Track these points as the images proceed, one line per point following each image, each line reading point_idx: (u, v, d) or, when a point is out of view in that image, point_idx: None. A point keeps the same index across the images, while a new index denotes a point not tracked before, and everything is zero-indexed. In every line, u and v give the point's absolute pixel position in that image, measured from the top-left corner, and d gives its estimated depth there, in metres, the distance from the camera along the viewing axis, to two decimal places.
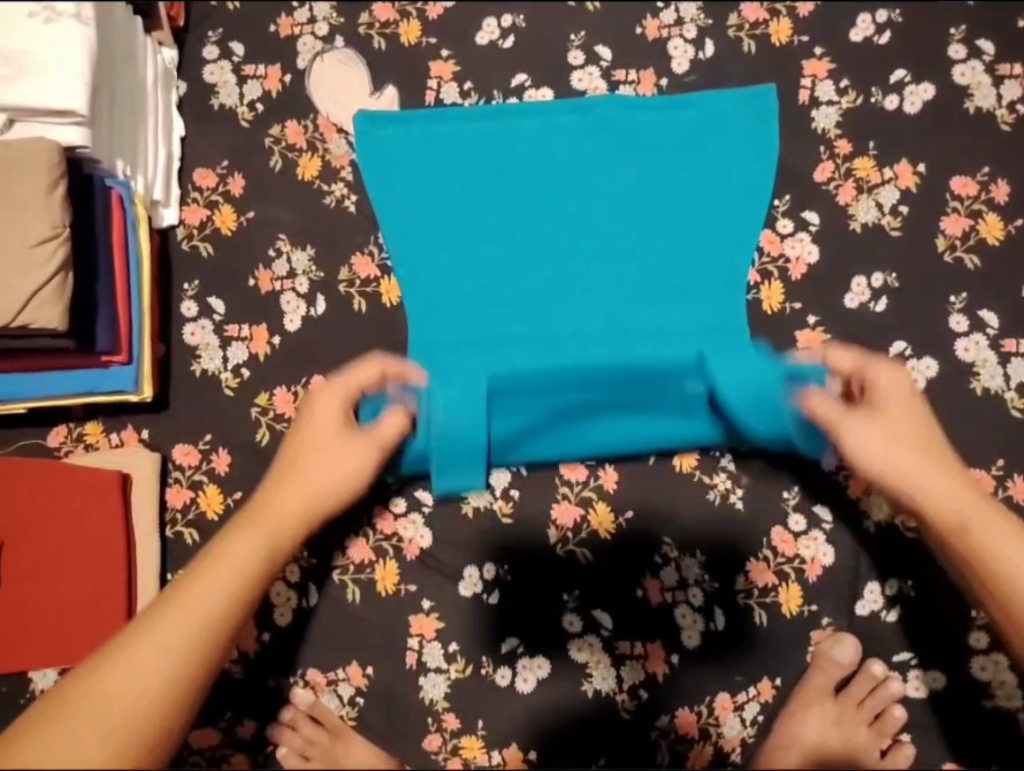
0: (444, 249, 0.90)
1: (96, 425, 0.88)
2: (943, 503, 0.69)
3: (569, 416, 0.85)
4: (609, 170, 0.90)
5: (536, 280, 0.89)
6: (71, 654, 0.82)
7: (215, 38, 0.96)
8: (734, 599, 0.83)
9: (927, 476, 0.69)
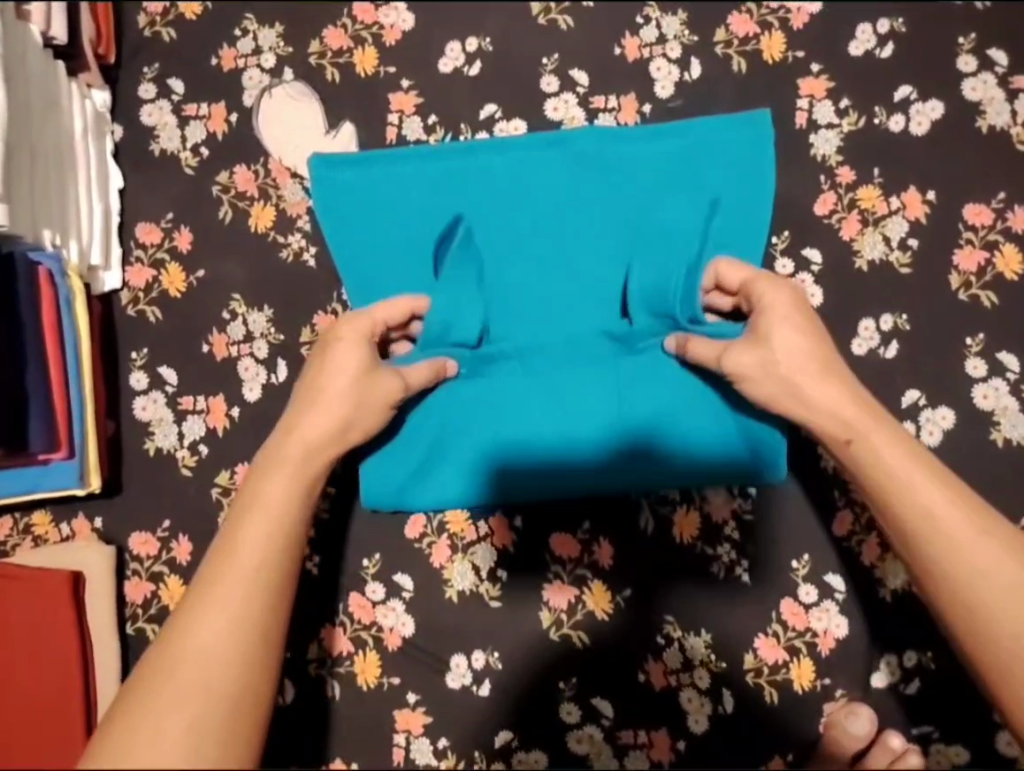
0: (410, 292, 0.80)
1: (44, 515, 0.81)
2: (825, 393, 0.64)
3: (557, 468, 0.76)
4: (595, 202, 0.81)
5: (515, 319, 0.80)
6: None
7: (151, 75, 0.87)
8: (741, 677, 0.78)
9: (813, 387, 0.64)
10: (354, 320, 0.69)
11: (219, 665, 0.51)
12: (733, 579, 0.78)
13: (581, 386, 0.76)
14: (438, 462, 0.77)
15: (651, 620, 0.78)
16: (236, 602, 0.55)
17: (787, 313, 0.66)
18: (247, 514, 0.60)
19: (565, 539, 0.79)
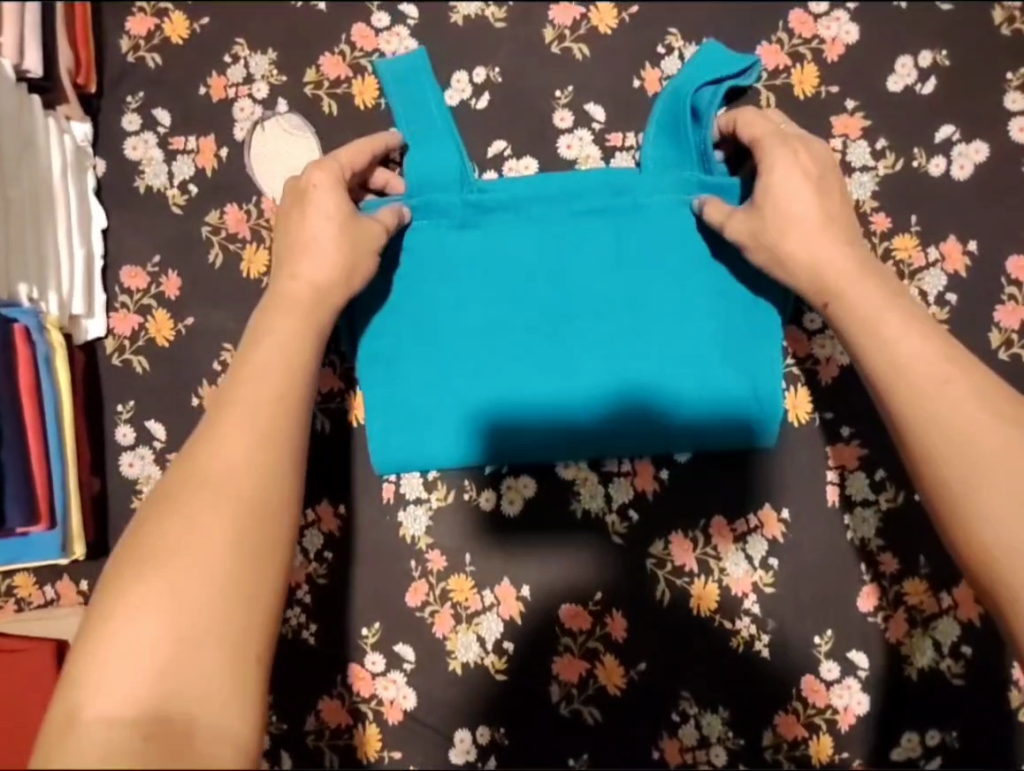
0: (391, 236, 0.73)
1: (27, 577, 0.77)
2: (826, 251, 0.62)
3: (553, 373, 0.72)
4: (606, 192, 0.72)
5: (500, 247, 0.73)
6: None
7: (135, 104, 0.81)
8: (759, 755, 0.74)
9: (813, 247, 0.63)
10: (324, 166, 0.67)
11: (192, 596, 0.46)
12: (752, 655, 0.74)
13: (566, 330, 0.72)
14: (426, 343, 0.73)
15: (665, 697, 0.74)
16: (199, 522, 0.49)
17: (793, 179, 0.64)
18: (220, 428, 0.53)
19: (576, 610, 0.75)
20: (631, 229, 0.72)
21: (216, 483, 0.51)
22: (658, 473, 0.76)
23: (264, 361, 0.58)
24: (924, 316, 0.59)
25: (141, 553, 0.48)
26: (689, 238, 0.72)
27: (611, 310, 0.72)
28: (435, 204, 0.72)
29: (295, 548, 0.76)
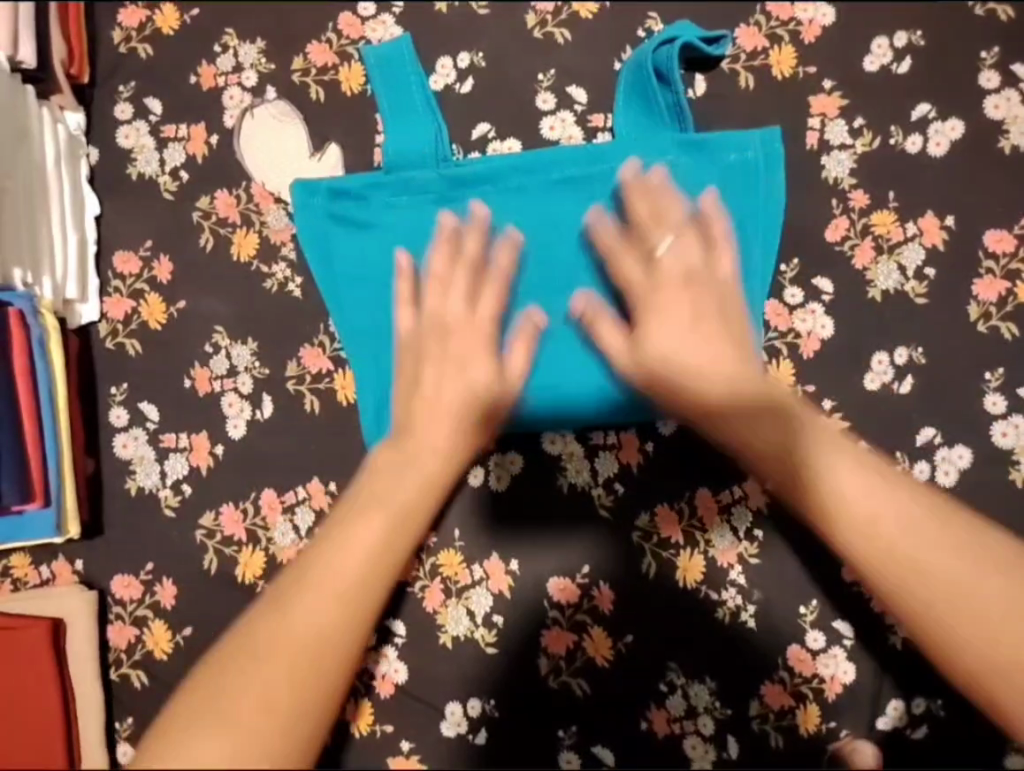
0: (377, 210, 0.77)
1: (23, 557, 0.78)
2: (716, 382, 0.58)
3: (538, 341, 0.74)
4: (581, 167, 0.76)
5: (481, 217, 0.76)
6: None
7: (127, 94, 0.83)
8: (747, 725, 0.75)
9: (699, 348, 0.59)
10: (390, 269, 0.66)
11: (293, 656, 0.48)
12: (739, 627, 0.75)
13: (552, 291, 0.75)
14: None
15: (653, 668, 0.75)
16: (310, 599, 0.49)
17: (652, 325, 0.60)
18: (329, 542, 0.51)
19: (564, 583, 0.76)
20: (609, 194, 0.76)
21: (317, 604, 0.49)
22: (642, 446, 0.77)
23: (434, 436, 0.57)
24: (883, 471, 0.57)
25: (250, 631, 0.49)
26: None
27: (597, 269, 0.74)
28: (414, 181, 0.77)
29: (288, 525, 0.78)
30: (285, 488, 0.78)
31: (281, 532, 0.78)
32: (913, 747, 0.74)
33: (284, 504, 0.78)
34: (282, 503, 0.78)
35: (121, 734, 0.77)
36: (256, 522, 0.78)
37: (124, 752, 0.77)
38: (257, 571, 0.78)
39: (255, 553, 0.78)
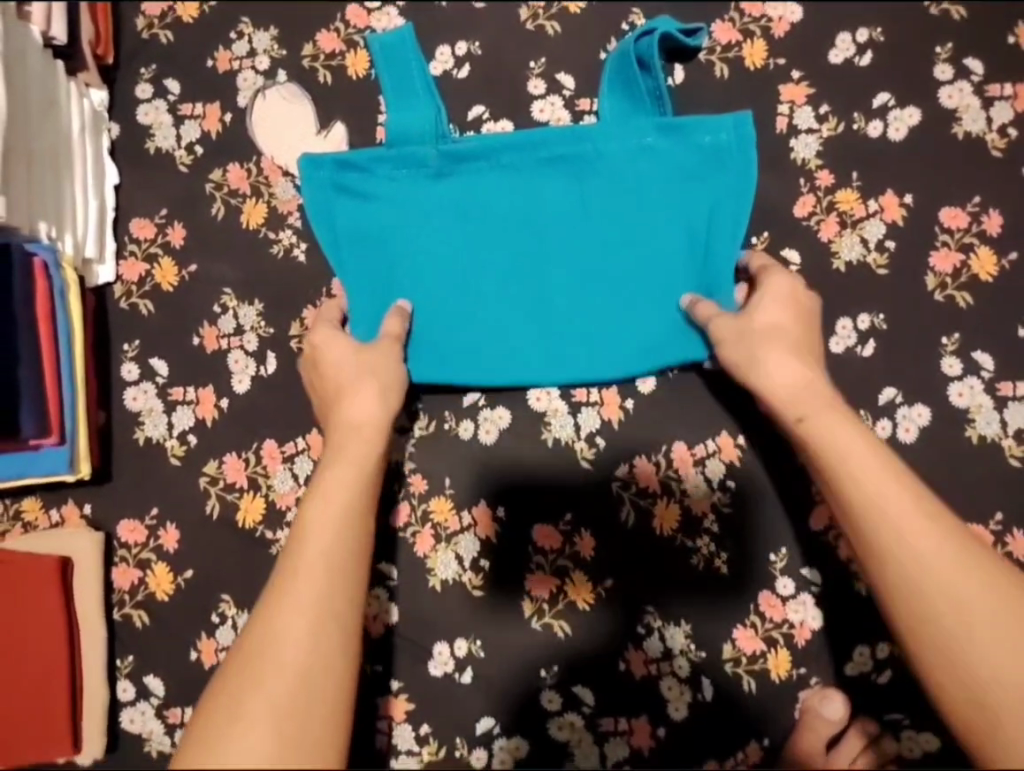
0: (373, 182, 0.81)
1: (34, 502, 0.83)
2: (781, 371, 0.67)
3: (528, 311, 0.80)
4: (573, 149, 0.81)
5: (476, 193, 0.81)
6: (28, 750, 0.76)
7: (148, 75, 0.89)
8: (720, 668, 0.79)
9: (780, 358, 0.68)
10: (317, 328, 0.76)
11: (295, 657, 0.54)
12: (711, 573, 0.80)
13: (537, 271, 0.80)
14: (411, 280, 0.80)
15: (630, 611, 0.80)
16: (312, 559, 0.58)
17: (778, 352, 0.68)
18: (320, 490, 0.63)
19: (548, 530, 0.81)
20: (595, 176, 0.81)
21: (312, 585, 0.57)
22: (623, 403, 0.82)
23: (352, 424, 0.68)
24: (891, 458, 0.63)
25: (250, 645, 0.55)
26: (648, 183, 0.80)
27: (579, 251, 0.80)
28: (415, 156, 0.81)
29: (287, 473, 0.82)
30: (285, 440, 0.83)
31: (281, 479, 0.82)
32: (878, 690, 0.78)
33: (284, 455, 0.83)
34: (282, 453, 0.83)
35: (122, 672, 0.81)
36: (257, 471, 0.82)
37: (124, 688, 0.81)
38: (256, 516, 0.82)
39: (254, 499, 0.82)
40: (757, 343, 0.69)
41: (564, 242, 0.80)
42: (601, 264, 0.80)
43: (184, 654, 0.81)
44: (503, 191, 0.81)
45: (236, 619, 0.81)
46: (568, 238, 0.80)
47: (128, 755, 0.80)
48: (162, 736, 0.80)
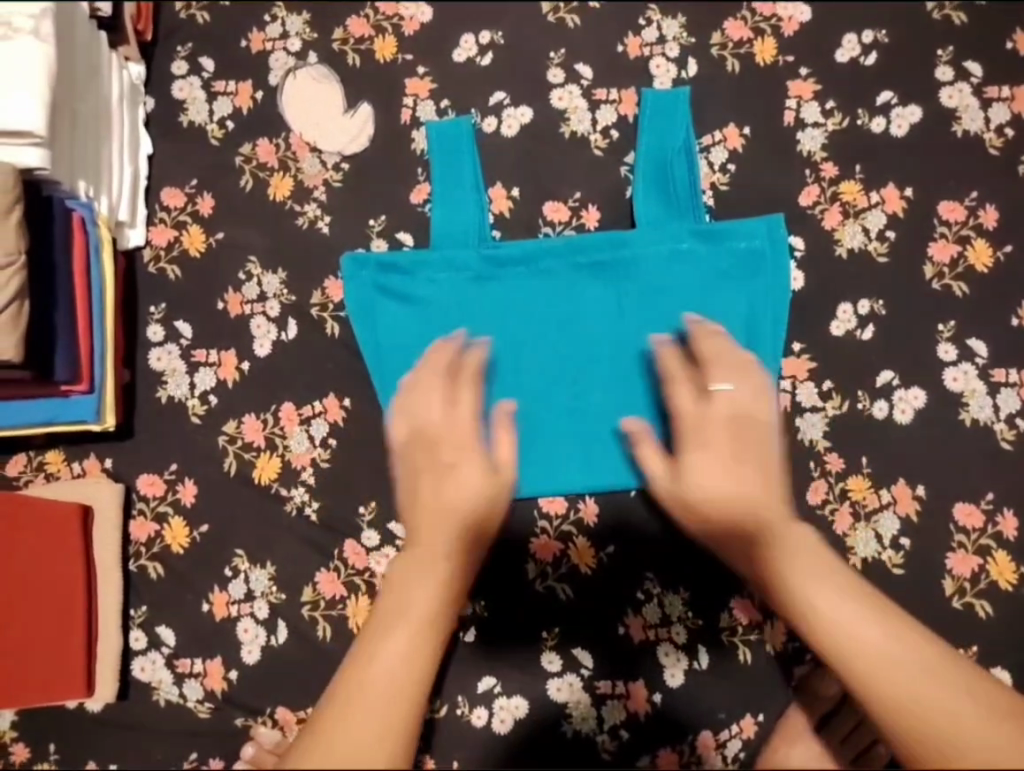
0: (423, 294, 0.85)
1: (57, 454, 0.85)
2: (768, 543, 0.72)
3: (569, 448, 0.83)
4: (609, 249, 0.84)
5: (516, 296, 0.85)
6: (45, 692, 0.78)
7: (184, 53, 0.93)
8: (717, 636, 0.82)
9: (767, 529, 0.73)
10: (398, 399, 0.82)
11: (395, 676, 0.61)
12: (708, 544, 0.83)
13: (576, 368, 0.84)
14: None
15: (629, 578, 0.83)
16: None
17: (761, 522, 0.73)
18: None
19: (553, 497, 0.84)
20: (632, 276, 0.84)
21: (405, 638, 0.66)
22: None
23: None
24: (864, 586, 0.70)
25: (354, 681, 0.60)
26: (683, 285, 0.84)
27: (614, 350, 0.84)
28: (455, 257, 0.85)
29: (303, 435, 0.85)
30: (303, 403, 0.86)
31: (297, 440, 0.85)
32: None
33: (301, 417, 0.85)
34: (299, 416, 0.86)
35: (135, 621, 0.83)
36: (274, 431, 0.85)
37: (136, 637, 0.83)
38: (272, 474, 0.85)
39: (270, 458, 0.85)
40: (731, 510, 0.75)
41: (616, 400, 0.83)
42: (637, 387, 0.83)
43: (196, 605, 0.83)
44: (541, 381, 0.84)
45: (248, 573, 0.83)
46: (608, 339, 0.84)
47: (137, 702, 0.82)
48: (171, 685, 0.82)
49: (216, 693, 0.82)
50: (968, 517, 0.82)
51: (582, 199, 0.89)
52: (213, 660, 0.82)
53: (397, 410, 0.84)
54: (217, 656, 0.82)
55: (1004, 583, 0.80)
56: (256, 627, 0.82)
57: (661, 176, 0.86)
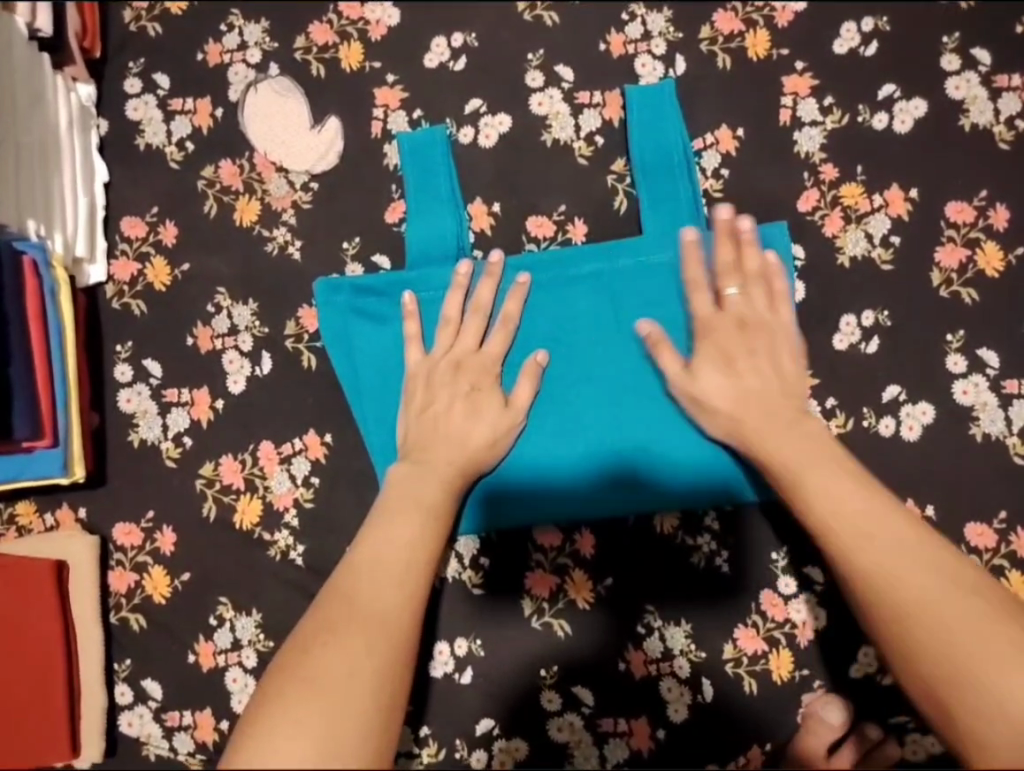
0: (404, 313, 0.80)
1: (28, 505, 0.82)
2: (794, 437, 0.71)
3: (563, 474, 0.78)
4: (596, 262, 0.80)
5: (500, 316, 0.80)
6: (32, 758, 0.75)
7: (137, 69, 0.87)
8: (721, 668, 0.79)
9: (788, 433, 0.71)
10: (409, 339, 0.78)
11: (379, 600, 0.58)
12: (713, 574, 0.80)
13: (567, 390, 0.79)
14: None
15: (630, 612, 0.80)
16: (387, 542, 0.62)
17: (778, 427, 0.72)
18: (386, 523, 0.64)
19: (548, 529, 0.81)
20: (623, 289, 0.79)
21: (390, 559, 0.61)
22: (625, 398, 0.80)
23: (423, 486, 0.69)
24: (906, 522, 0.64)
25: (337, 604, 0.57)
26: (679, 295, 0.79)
27: (609, 368, 0.79)
28: (433, 277, 0.80)
29: (284, 475, 0.81)
30: (282, 441, 0.82)
31: (278, 481, 0.81)
32: (881, 692, 0.78)
33: (281, 456, 0.82)
34: (279, 455, 0.82)
35: (120, 675, 0.81)
36: (253, 472, 0.82)
37: (122, 691, 0.81)
38: (254, 518, 0.81)
39: (251, 501, 0.81)
40: (756, 423, 0.72)
41: (611, 421, 0.78)
42: (632, 407, 0.78)
43: (182, 657, 0.80)
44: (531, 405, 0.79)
45: (234, 621, 0.80)
46: (602, 356, 0.79)
47: (126, 757, 0.80)
48: (161, 739, 0.80)
49: (207, 745, 0.79)
50: (981, 537, 0.78)
51: (567, 211, 0.84)
52: (202, 712, 0.80)
53: (380, 446, 0.79)
54: (206, 707, 0.80)
55: None
56: (245, 676, 0.80)
57: (652, 182, 0.81)
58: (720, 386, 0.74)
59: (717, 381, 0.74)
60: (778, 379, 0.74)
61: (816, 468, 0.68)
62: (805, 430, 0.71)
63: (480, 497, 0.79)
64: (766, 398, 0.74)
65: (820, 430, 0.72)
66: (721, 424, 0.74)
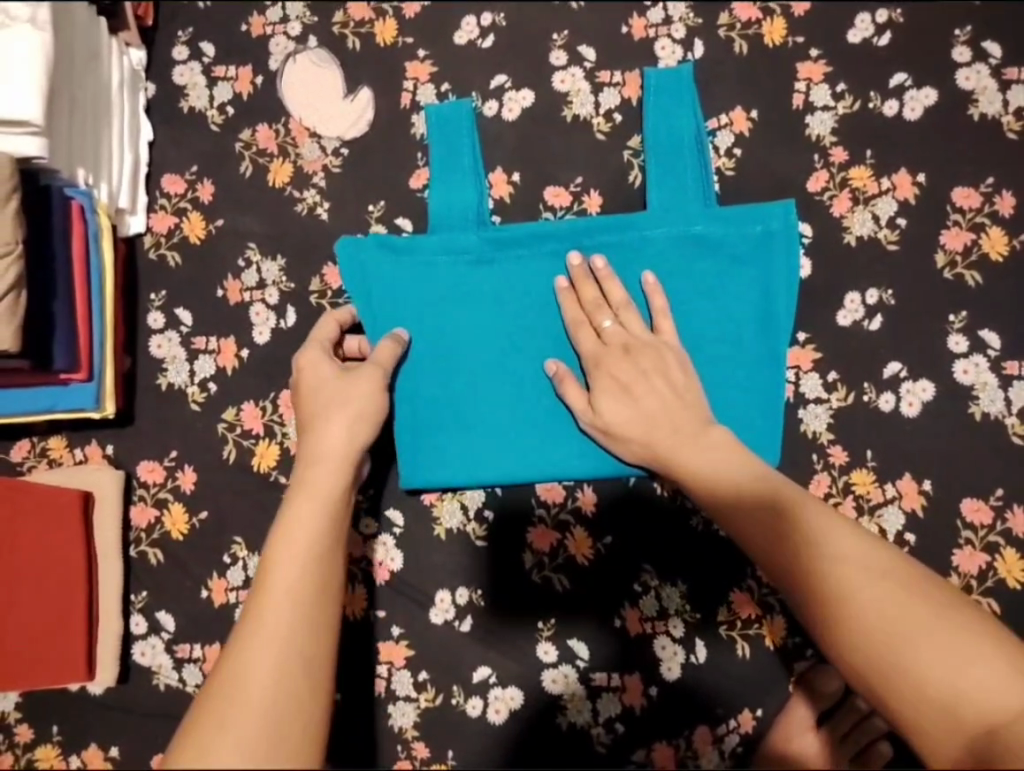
0: (419, 279, 0.83)
1: (59, 440, 0.86)
2: (707, 456, 0.72)
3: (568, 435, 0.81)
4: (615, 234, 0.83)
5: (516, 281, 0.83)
6: (48, 676, 0.79)
7: (184, 38, 0.93)
8: (715, 631, 0.81)
9: (695, 457, 0.72)
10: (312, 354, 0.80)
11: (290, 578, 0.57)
12: (714, 539, 0.82)
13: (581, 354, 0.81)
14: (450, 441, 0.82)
15: (630, 571, 0.82)
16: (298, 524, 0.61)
17: (682, 451, 0.73)
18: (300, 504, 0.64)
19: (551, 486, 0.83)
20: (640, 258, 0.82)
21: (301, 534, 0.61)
22: None
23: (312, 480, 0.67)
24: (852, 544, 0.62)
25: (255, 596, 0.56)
26: (694, 268, 0.81)
27: None
28: (459, 241, 0.84)
29: None
30: None
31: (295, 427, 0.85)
32: None
33: None
34: None
35: (135, 606, 0.84)
36: (273, 418, 0.85)
37: (137, 622, 0.84)
38: (270, 462, 0.85)
39: (269, 446, 0.85)
40: (665, 443, 0.74)
41: None
42: None
43: (195, 593, 0.84)
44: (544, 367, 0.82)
45: (246, 561, 0.84)
46: None
47: (137, 685, 0.83)
48: (171, 670, 0.83)
49: None
50: (976, 514, 0.80)
51: (584, 183, 0.87)
52: (211, 646, 0.83)
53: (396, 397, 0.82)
54: (215, 641, 0.83)
55: (1013, 582, 0.78)
56: None
57: (674, 159, 0.84)
58: (623, 413, 0.76)
59: (618, 407, 0.76)
60: (672, 398, 0.75)
61: (732, 478, 0.69)
62: (711, 445, 0.72)
63: (486, 456, 0.82)
64: (669, 420, 0.74)
65: (723, 442, 0.73)
66: (630, 447, 0.76)
